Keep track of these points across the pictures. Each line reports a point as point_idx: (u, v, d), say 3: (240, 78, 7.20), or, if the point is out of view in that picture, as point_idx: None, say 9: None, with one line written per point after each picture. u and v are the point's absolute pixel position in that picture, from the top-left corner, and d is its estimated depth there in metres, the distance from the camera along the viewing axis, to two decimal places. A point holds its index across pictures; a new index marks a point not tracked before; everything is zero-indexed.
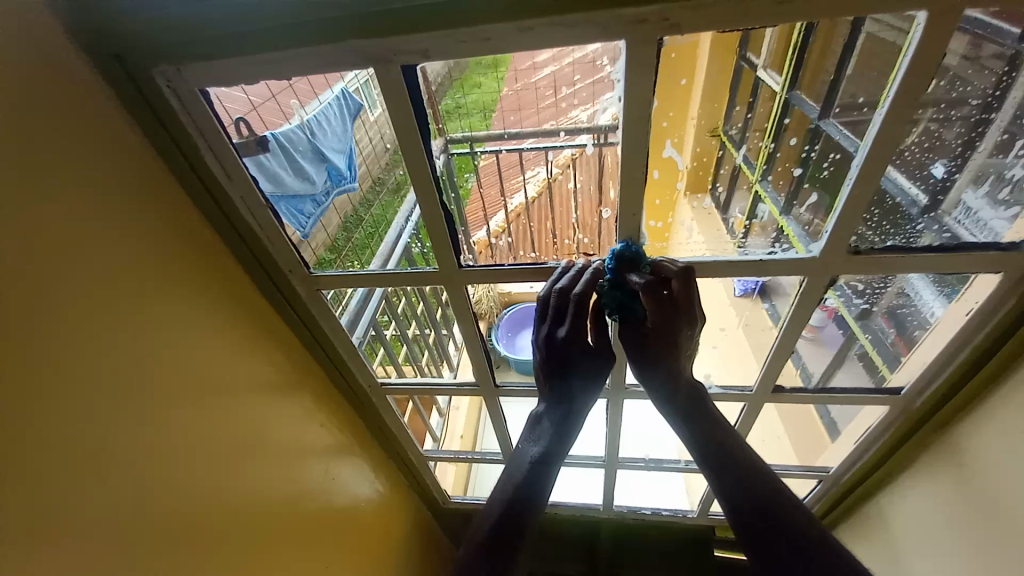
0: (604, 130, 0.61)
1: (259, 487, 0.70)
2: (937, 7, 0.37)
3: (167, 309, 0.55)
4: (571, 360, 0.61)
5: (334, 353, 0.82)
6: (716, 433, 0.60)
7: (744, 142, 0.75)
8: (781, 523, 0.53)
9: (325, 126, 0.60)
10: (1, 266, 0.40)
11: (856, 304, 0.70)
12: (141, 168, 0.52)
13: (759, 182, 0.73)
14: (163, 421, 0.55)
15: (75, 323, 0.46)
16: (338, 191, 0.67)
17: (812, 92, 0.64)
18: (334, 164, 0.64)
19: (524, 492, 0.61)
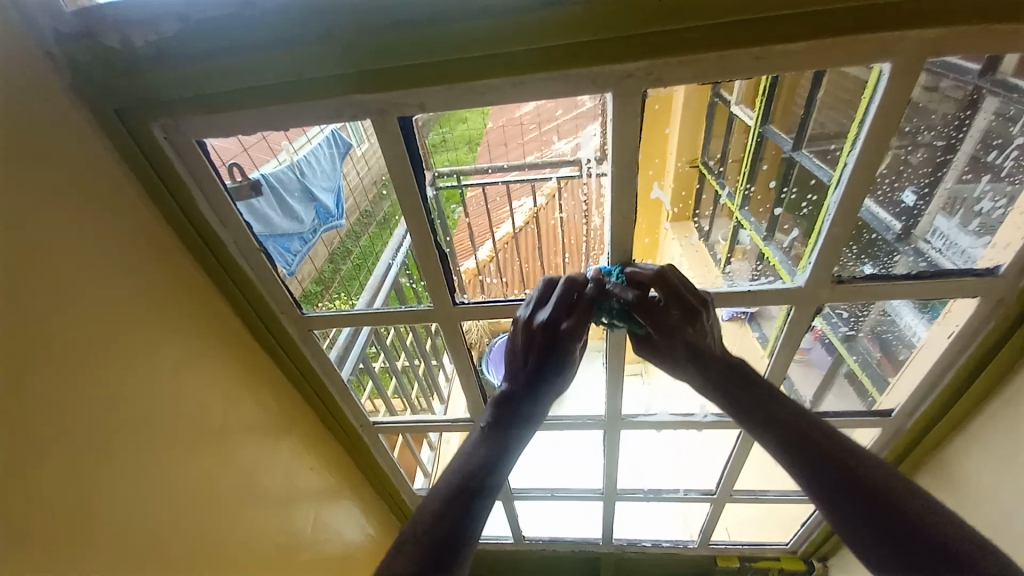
0: (588, 161, 0.61)
1: (251, 539, 0.68)
2: (899, 61, 0.41)
3: (159, 359, 0.54)
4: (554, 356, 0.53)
5: (326, 394, 0.81)
6: (767, 404, 0.52)
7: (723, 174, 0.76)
8: (881, 495, 0.43)
9: (314, 166, 0.59)
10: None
11: (840, 328, 0.71)
12: (137, 218, 0.52)
13: (739, 212, 0.75)
14: (155, 476, 0.53)
15: (69, 379, 0.45)
16: (325, 229, 0.66)
17: (784, 124, 0.66)
18: (322, 203, 0.63)
19: (467, 504, 0.48)
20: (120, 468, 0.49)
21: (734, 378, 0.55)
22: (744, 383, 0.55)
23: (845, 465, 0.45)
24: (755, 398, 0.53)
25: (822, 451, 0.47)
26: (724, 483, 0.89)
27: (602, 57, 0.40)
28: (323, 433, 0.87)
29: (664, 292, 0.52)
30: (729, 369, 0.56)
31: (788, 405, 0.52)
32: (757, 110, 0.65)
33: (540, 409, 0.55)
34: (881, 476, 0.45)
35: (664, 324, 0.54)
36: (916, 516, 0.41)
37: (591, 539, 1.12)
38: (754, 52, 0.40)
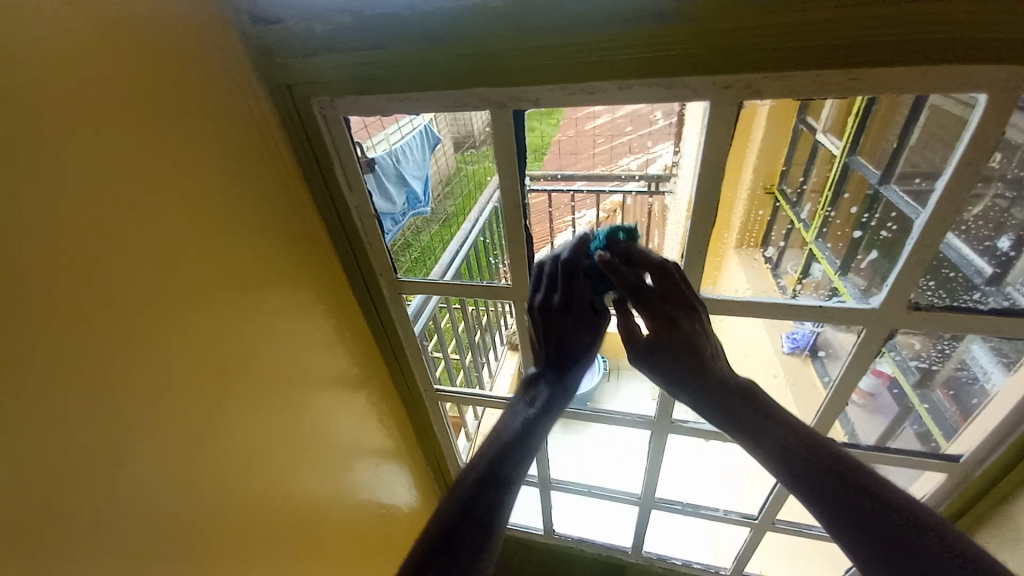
0: (654, 177, 0.71)
1: (321, 471, 0.77)
2: (995, 92, 0.42)
3: (281, 297, 0.64)
4: (564, 331, 0.61)
5: (403, 357, 0.89)
6: (761, 421, 0.50)
7: (802, 201, 0.78)
8: (917, 558, 0.39)
9: (408, 155, 0.72)
10: (182, 242, 0.50)
11: (913, 370, 0.71)
12: (283, 174, 0.62)
13: (815, 241, 0.76)
14: (263, 393, 0.63)
15: (220, 296, 0.55)
16: (412, 213, 0.78)
17: (871, 158, 0.68)
18: (412, 189, 0.76)
19: (496, 492, 0.53)
20: (237, 381, 0.59)
21: (727, 390, 0.52)
22: (727, 395, 0.52)
23: (872, 513, 0.41)
24: (754, 419, 0.50)
25: (843, 491, 0.43)
26: (768, 510, 0.87)
27: (706, 68, 0.45)
28: (392, 394, 0.95)
29: (659, 279, 0.52)
30: (704, 369, 0.53)
31: (770, 412, 0.50)
32: (844, 140, 0.69)
33: (563, 391, 0.64)
34: (874, 486, 0.43)
35: (661, 303, 0.53)
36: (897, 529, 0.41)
37: (620, 546, 1.13)
38: (850, 73, 0.43)
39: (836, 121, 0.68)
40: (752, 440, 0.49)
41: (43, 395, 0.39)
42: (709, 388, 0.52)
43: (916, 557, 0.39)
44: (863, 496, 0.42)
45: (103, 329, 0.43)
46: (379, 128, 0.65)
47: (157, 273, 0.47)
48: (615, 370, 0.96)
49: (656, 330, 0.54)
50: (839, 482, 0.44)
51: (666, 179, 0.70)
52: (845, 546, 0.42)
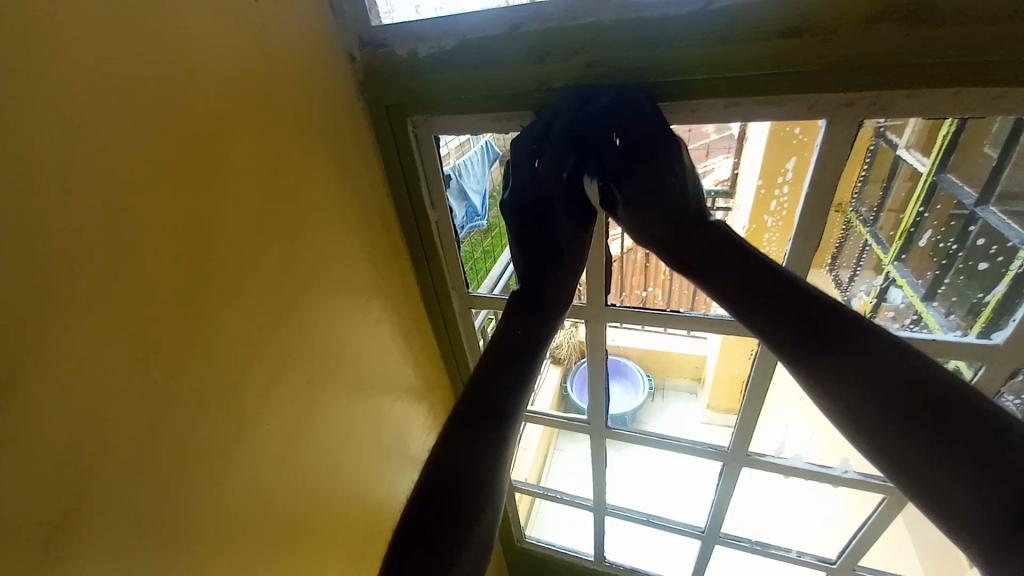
0: (711, 192, 0.59)
1: (385, 482, 0.77)
2: None
3: (367, 308, 0.66)
4: (550, 221, 0.55)
5: (464, 370, 0.88)
6: (794, 305, 0.40)
7: (875, 220, 0.61)
8: (981, 442, 0.32)
9: (468, 171, 0.66)
10: (289, 254, 0.52)
11: None
12: (374, 189, 0.64)
13: (892, 266, 0.62)
14: (343, 400, 0.64)
15: (315, 306, 0.57)
16: (469, 227, 0.72)
17: (965, 173, 0.54)
18: (472, 202, 0.69)
19: (490, 434, 0.44)
20: (326, 389, 0.60)
21: (748, 278, 0.42)
22: (768, 284, 0.42)
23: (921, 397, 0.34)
24: (797, 309, 0.40)
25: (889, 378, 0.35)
26: (849, 555, 0.82)
27: (828, 88, 0.43)
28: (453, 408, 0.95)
29: (624, 136, 0.48)
30: (746, 265, 0.43)
31: (832, 315, 0.39)
32: (932, 159, 0.53)
33: (544, 324, 0.52)
34: (948, 381, 0.34)
35: (637, 145, 0.48)
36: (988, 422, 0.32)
37: None
38: (997, 92, 0.40)
39: (925, 136, 0.52)
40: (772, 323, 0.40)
41: (173, 395, 0.41)
42: (722, 276, 0.44)
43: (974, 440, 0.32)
44: (917, 378, 0.35)
45: (221, 335, 0.45)
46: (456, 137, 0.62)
47: (267, 281, 0.49)
48: (659, 391, 0.86)
49: (634, 224, 0.51)
50: (868, 359, 0.37)
51: (728, 194, 0.59)
52: (873, 420, 0.35)
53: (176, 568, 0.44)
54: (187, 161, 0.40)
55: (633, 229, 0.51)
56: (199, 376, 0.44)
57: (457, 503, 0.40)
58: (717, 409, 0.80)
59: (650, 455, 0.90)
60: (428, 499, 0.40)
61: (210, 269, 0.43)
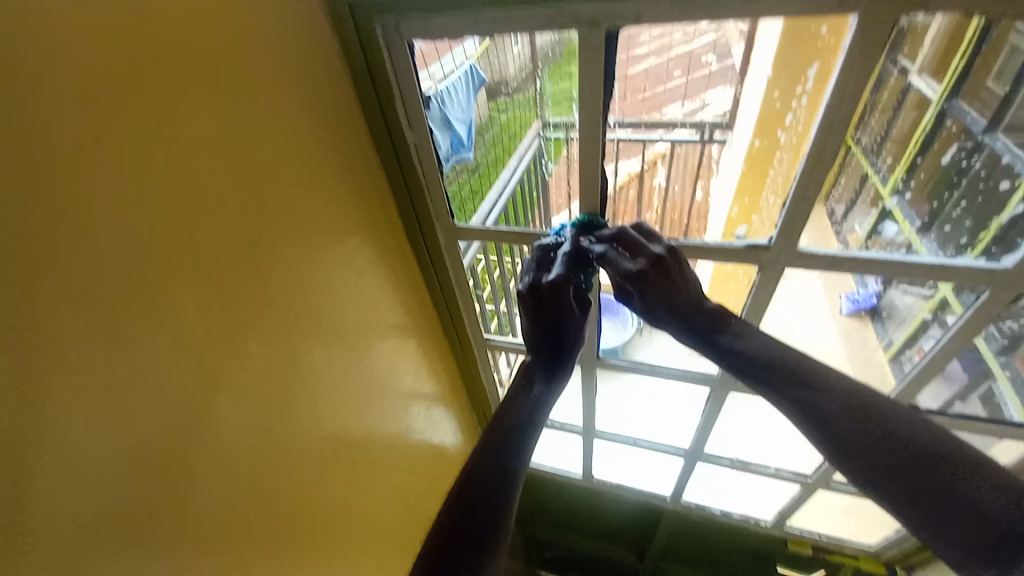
0: (709, 125, 0.60)
1: (378, 416, 0.77)
2: None
3: (346, 241, 0.62)
4: (562, 304, 0.58)
5: (454, 305, 0.86)
6: (788, 379, 0.49)
7: (880, 151, 0.58)
8: (958, 491, 0.41)
9: (452, 97, 0.61)
10: (249, 183, 0.46)
11: (1002, 340, 0.65)
12: (344, 108, 0.57)
13: (891, 198, 0.60)
14: (327, 339, 0.62)
15: (286, 241, 0.52)
16: (454, 161, 0.67)
17: (975, 98, 0.51)
18: (457, 133, 0.64)
19: (511, 468, 0.55)
20: (308, 327, 0.58)
21: (750, 356, 0.52)
22: (767, 359, 0.51)
23: (900, 451, 0.44)
24: (792, 376, 0.49)
25: (869, 432, 0.45)
26: (823, 471, 0.87)
27: None
28: (443, 342, 0.95)
29: (629, 243, 0.55)
30: (733, 334, 0.54)
31: (818, 380, 0.49)
32: (946, 83, 0.51)
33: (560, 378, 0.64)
34: (920, 441, 0.44)
35: (654, 275, 0.54)
36: (961, 475, 0.41)
37: (660, 494, 1.16)
38: None
39: (938, 60, 0.48)
40: (778, 396, 0.50)
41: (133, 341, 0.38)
42: (738, 359, 0.52)
43: (949, 486, 0.41)
44: (895, 438, 0.44)
45: (180, 275, 0.41)
46: (435, 57, 0.56)
47: (228, 213, 0.44)
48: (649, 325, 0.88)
49: (648, 313, 0.57)
50: (862, 425, 0.45)
51: (726, 126, 0.60)
52: (860, 477, 0.45)
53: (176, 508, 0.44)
54: (109, 68, 0.34)
55: (645, 316, 0.58)
56: (166, 317, 0.40)
57: (483, 519, 0.51)
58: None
59: (639, 384, 0.92)
60: (457, 524, 0.51)
61: (156, 199, 0.38)
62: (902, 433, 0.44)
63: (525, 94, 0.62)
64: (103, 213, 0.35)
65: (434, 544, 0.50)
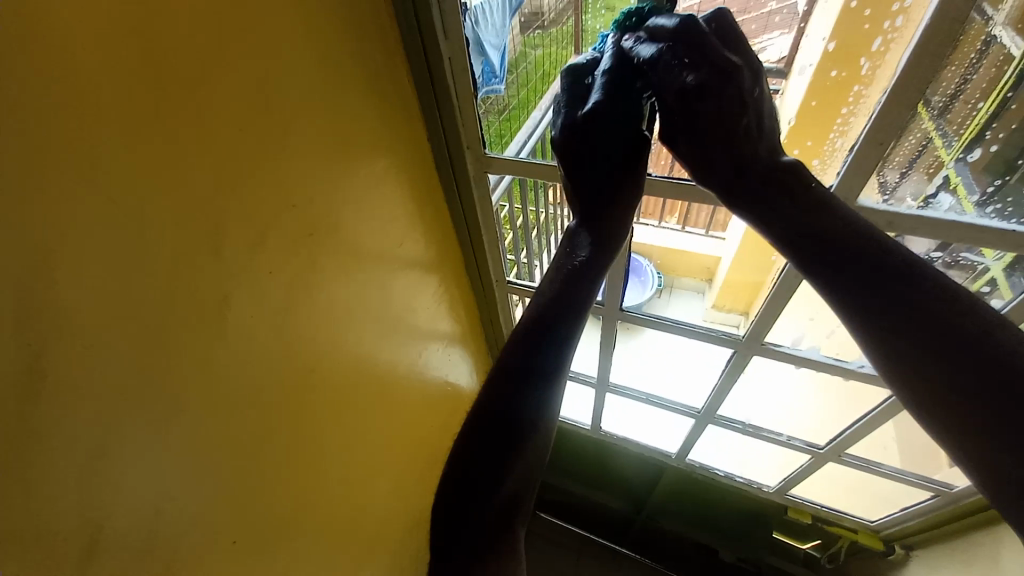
0: (763, 73, 0.57)
1: (395, 346, 0.78)
2: None
3: (367, 161, 0.59)
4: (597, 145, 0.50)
5: (477, 243, 0.84)
6: (857, 261, 0.38)
7: (944, 111, 0.48)
8: None
9: (489, 19, 0.59)
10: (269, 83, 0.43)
11: None
12: (373, 11, 0.52)
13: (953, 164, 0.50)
14: (346, 261, 0.61)
15: (308, 152, 0.50)
16: (489, 91, 0.65)
17: None
18: (490, 60, 0.61)
19: (537, 378, 0.50)
20: (328, 248, 0.57)
21: (815, 223, 0.40)
22: (833, 236, 0.40)
23: (1000, 368, 0.33)
24: (860, 259, 0.38)
25: (947, 337, 0.35)
26: (838, 443, 0.85)
27: None
28: (463, 281, 0.93)
29: (689, 46, 0.41)
30: (796, 195, 0.42)
31: (897, 260, 0.37)
32: None
33: (607, 250, 0.54)
34: (1021, 348, 0.33)
35: (715, 95, 0.40)
36: (1000, 358, 0.33)
37: (665, 451, 1.17)
38: None
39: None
40: (831, 283, 0.39)
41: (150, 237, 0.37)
42: (795, 233, 0.41)
43: None
44: (985, 344, 0.34)
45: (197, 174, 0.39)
46: None
47: (246, 113, 0.42)
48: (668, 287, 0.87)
49: (687, 155, 0.46)
50: (939, 323, 0.35)
51: (781, 74, 0.57)
52: (917, 385, 0.36)
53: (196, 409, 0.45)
54: None
55: (689, 165, 0.46)
56: (183, 217, 0.39)
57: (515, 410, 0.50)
58: (720, 308, 0.82)
59: (659, 341, 0.90)
60: (489, 417, 0.50)
61: (170, 86, 0.36)
62: (990, 332, 0.34)
63: (563, 27, 0.61)
64: (115, 95, 0.32)
65: (468, 433, 0.51)
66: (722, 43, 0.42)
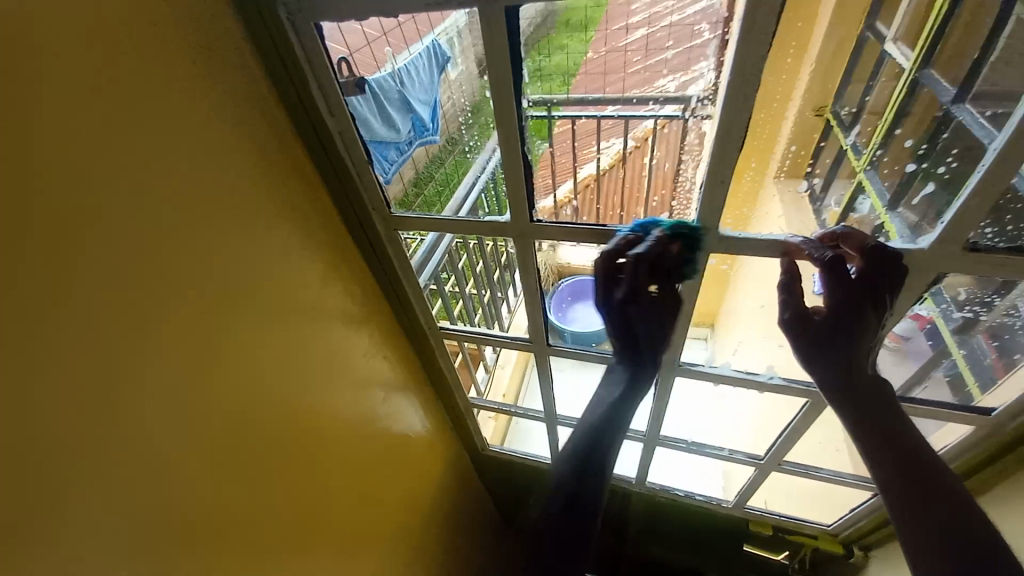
0: (694, 99, 0.56)
1: (326, 405, 0.78)
2: None
3: (265, 230, 0.61)
4: (632, 310, 0.64)
5: (401, 292, 0.86)
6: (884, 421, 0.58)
7: (854, 125, 0.81)
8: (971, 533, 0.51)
9: (413, 77, 0.61)
10: (136, 174, 0.45)
11: (953, 316, 0.66)
12: (254, 93, 0.56)
13: (865, 171, 0.76)
14: (253, 330, 0.62)
15: (192, 232, 0.52)
16: (420, 143, 0.68)
17: (947, 74, 0.63)
18: (419, 115, 0.65)
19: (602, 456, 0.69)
20: (227, 319, 0.58)
21: (861, 395, 0.59)
22: (873, 405, 0.59)
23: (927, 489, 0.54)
24: (883, 419, 0.58)
25: (915, 472, 0.55)
26: (774, 453, 0.87)
27: None
28: (397, 328, 0.94)
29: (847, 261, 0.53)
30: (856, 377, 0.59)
31: (909, 435, 0.57)
32: (915, 51, 0.67)
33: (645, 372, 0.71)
34: (947, 486, 0.54)
35: (851, 291, 0.53)
36: (961, 512, 0.52)
37: (626, 476, 1.17)
38: None
39: (909, 30, 0.69)
40: (861, 426, 0.58)
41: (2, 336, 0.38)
42: (845, 393, 0.59)
43: (965, 528, 0.51)
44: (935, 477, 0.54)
45: (53, 270, 0.41)
46: (370, 53, 0.57)
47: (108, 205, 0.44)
48: None
49: (822, 341, 0.59)
50: (915, 463, 0.55)
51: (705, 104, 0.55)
52: (893, 495, 0.55)
53: (72, 491, 0.45)
54: None
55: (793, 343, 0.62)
56: (40, 303, 0.40)
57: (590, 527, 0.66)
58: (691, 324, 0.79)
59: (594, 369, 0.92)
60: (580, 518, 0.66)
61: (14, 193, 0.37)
62: (941, 476, 0.54)
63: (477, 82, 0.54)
64: None
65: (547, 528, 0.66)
66: (874, 274, 0.53)
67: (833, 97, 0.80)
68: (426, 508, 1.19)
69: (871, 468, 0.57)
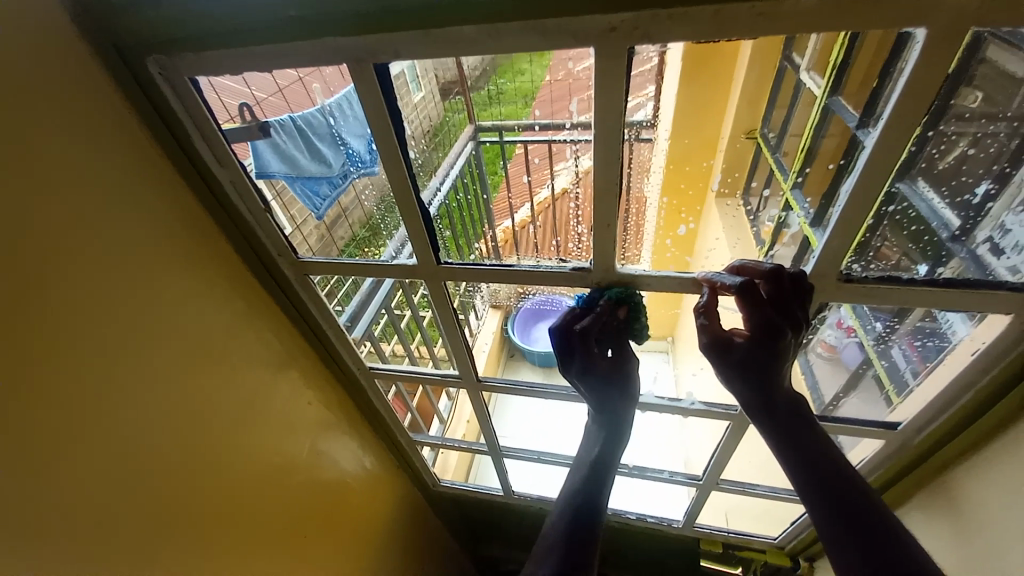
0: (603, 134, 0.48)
1: (245, 461, 0.74)
2: (927, 32, 0.35)
3: (159, 288, 0.58)
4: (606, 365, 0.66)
5: (323, 335, 0.84)
6: (806, 437, 0.56)
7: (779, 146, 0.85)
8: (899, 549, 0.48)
9: (345, 113, 0.56)
10: None
11: (872, 327, 0.69)
12: (133, 150, 0.54)
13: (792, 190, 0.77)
14: (149, 395, 0.58)
15: (62, 299, 0.49)
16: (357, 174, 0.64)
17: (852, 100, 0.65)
18: (353, 149, 0.61)
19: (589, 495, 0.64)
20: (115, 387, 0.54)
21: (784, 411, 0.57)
22: (794, 423, 0.57)
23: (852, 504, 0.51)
24: (805, 435, 0.56)
25: (839, 488, 0.52)
26: (709, 474, 0.89)
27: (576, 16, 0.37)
28: (325, 371, 0.91)
29: (767, 288, 0.53)
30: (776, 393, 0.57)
31: (832, 453, 0.55)
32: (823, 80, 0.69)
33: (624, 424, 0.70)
34: (872, 505, 0.51)
35: (765, 315, 0.52)
36: (888, 528, 0.50)
37: None
38: (760, 7, 0.34)
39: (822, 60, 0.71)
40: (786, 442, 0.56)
41: None
42: (767, 408, 0.57)
43: (895, 545, 0.48)
44: (857, 493, 0.52)
45: None
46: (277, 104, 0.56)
47: None
48: None
49: (749, 362, 0.56)
50: (839, 479, 0.53)
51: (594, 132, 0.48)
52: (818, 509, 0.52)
53: None
54: None
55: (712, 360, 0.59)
56: None
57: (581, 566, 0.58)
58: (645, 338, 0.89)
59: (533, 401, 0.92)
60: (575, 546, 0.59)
61: None
62: (867, 494, 0.52)
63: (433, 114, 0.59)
64: None
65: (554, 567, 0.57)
66: (791, 301, 0.53)
67: (762, 120, 0.84)
68: (376, 553, 1.14)
69: (795, 483, 0.55)
